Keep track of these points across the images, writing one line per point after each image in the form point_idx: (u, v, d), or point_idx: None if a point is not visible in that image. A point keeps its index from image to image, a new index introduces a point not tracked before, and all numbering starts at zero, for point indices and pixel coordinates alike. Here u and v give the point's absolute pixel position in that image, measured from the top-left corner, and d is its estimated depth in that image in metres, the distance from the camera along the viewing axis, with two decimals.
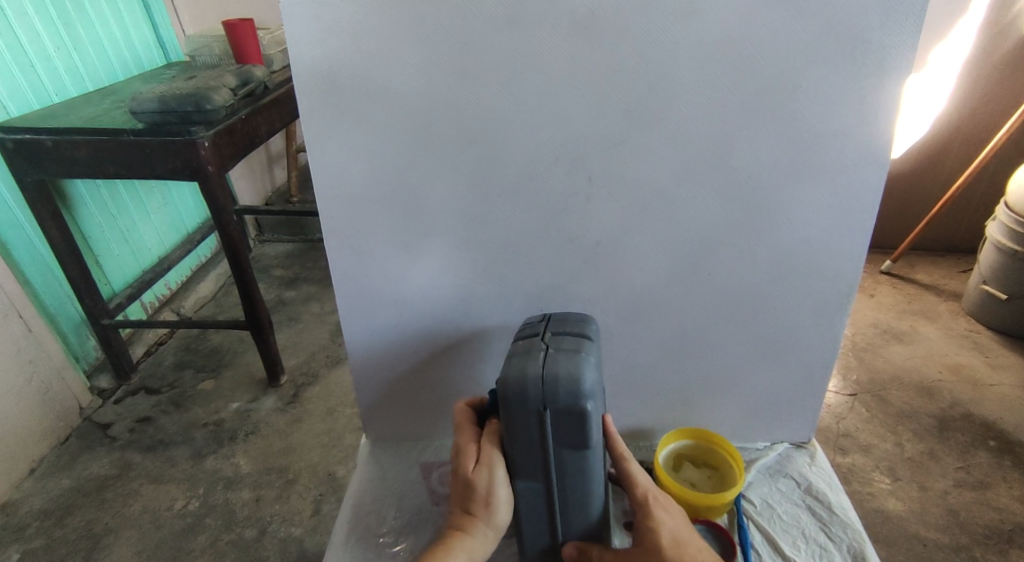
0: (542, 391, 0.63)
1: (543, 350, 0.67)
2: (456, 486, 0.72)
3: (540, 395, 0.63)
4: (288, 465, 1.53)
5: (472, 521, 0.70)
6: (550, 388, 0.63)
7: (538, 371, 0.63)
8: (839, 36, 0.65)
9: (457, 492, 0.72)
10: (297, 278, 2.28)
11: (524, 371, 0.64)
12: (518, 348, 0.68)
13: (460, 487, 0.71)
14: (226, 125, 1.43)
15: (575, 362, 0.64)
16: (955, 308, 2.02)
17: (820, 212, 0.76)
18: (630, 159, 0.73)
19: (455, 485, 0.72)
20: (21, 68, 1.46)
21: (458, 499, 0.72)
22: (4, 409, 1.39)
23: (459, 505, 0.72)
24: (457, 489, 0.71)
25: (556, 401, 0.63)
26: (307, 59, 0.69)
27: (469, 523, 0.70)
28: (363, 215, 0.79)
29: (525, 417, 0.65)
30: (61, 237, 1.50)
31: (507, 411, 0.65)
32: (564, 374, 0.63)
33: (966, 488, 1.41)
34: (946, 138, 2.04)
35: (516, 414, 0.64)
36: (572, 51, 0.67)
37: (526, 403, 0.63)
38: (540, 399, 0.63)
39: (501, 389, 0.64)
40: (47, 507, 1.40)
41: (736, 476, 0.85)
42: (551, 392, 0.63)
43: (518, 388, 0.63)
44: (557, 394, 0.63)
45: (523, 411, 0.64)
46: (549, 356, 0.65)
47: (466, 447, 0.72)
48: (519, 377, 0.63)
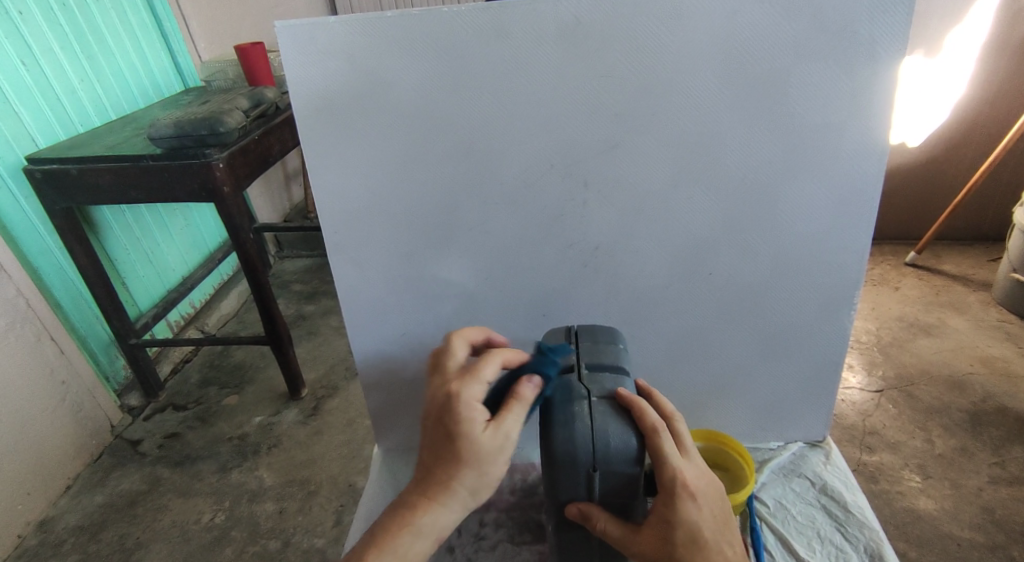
0: (593, 451, 0.65)
1: (586, 396, 0.68)
2: (440, 433, 0.61)
3: (590, 456, 0.65)
4: (309, 476, 1.55)
5: (448, 487, 0.60)
6: (602, 450, 0.65)
7: (587, 422, 0.66)
8: (828, 30, 0.65)
9: (445, 444, 0.61)
10: (316, 293, 2.32)
11: (573, 421, 0.66)
12: (556, 386, 0.70)
13: (446, 440, 0.60)
14: (240, 146, 1.47)
15: (621, 416, 0.66)
16: (985, 298, 1.96)
17: (820, 207, 0.75)
18: (623, 163, 0.73)
19: (437, 431, 0.62)
20: (48, 102, 1.52)
21: (443, 450, 0.61)
22: (39, 429, 1.44)
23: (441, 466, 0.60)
24: (442, 442, 0.61)
25: (608, 462, 0.65)
26: (302, 80, 0.71)
27: (448, 485, 0.60)
28: (365, 230, 0.80)
29: (574, 474, 0.66)
30: (88, 262, 1.55)
31: (553, 464, 0.66)
32: (615, 431, 0.65)
33: (1002, 485, 1.36)
34: (967, 125, 1.99)
35: (565, 464, 0.65)
36: (560, 58, 0.68)
37: (576, 462, 0.65)
38: (590, 458, 0.65)
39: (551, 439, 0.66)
40: (82, 523, 1.44)
41: (747, 476, 0.83)
42: (603, 450, 0.65)
43: (566, 443, 0.65)
44: (608, 455, 0.65)
45: (573, 470, 0.66)
46: (593, 404, 0.67)
47: (474, 401, 0.61)
48: (567, 435, 0.65)
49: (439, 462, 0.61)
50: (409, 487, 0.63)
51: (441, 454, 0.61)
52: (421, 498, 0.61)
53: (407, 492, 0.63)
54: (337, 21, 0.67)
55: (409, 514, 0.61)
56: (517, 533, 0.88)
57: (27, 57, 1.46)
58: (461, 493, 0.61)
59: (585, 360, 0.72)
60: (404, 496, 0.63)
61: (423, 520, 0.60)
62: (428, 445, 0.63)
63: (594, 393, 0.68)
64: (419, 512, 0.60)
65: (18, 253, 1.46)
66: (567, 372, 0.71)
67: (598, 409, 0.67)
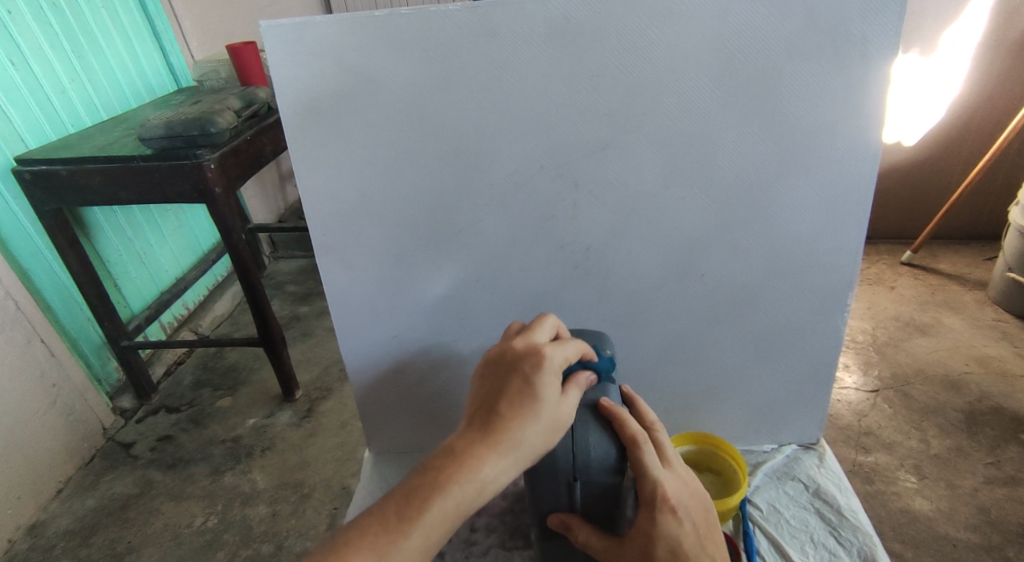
0: (572, 461, 0.66)
1: None
2: (517, 385, 0.59)
3: (570, 466, 0.66)
4: (303, 479, 1.54)
5: (516, 440, 0.56)
6: (582, 459, 0.65)
7: (567, 432, 0.66)
8: (820, 29, 0.64)
9: (519, 397, 0.58)
10: (310, 294, 2.30)
11: None
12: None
13: (525, 392, 0.58)
14: (231, 146, 1.45)
15: (602, 425, 0.66)
16: (981, 297, 1.95)
17: (813, 208, 0.74)
18: (614, 164, 0.72)
19: (513, 382, 0.59)
20: (38, 102, 1.51)
21: (516, 402, 0.57)
22: (29, 432, 1.43)
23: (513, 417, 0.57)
24: (522, 394, 0.58)
25: (587, 472, 0.65)
26: (289, 80, 0.70)
27: (517, 438, 0.56)
28: (353, 232, 0.79)
29: (554, 484, 0.66)
30: (79, 264, 1.54)
31: (534, 473, 0.67)
32: (595, 440, 0.66)
33: (998, 485, 1.36)
34: (963, 123, 1.98)
35: (544, 473, 0.66)
36: (550, 58, 0.67)
37: (556, 472, 0.66)
38: (570, 468, 0.66)
39: None
40: (73, 527, 1.43)
41: (740, 480, 0.82)
42: (583, 461, 0.65)
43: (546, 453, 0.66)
44: (587, 466, 0.65)
45: (553, 480, 0.66)
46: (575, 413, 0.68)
47: (557, 367, 0.61)
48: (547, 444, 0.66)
49: (514, 411, 0.57)
50: (463, 432, 0.57)
51: (515, 402, 0.57)
52: (484, 443, 0.55)
53: (462, 438, 0.56)
54: (324, 20, 0.66)
55: (466, 457, 0.55)
56: (508, 539, 0.87)
57: (16, 56, 1.44)
58: (525, 453, 0.56)
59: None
60: (455, 441, 0.57)
61: (483, 473, 0.54)
62: (496, 394, 0.59)
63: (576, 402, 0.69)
64: (481, 458, 0.54)
65: (7, 254, 1.45)
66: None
67: (580, 417, 0.67)
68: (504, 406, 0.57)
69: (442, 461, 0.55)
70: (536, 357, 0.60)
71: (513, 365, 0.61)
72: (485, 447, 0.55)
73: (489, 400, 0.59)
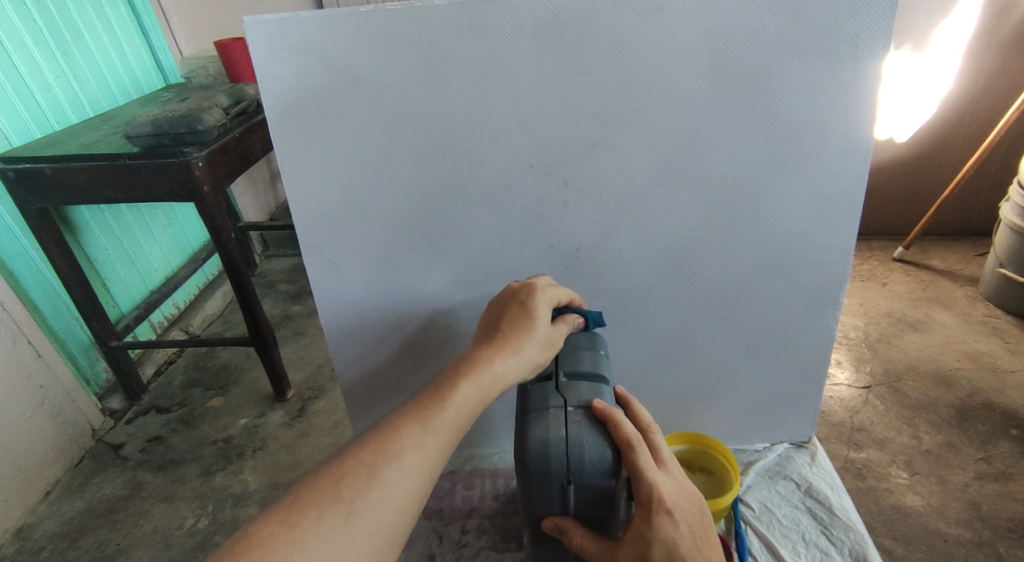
0: (566, 464, 0.65)
1: (562, 405, 0.68)
2: (514, 310, 0.67)
3: (564, 468, 0.65)
4: (295, 479, 1.52)
5: (515, 346, 0.63)
6: (576, 462, 0.64)
7: (561, 433, 0.65)
8: (812, 25, 0.63)
9: (512, 315, 0.67)
10: (302, 292, 2.29)
11: (547, 432, 0.66)
12: (531, 396, 0.70)
13: (521, 313, 0.67)
14: (220, 144, 1.44)
15: (597, 427, 0.65)
16: (972, 293, 1.96)
17: (804, 206, 0.73)
18: (604, 162, 0.71)
19: (511, 308, 0.67)
20: (22, 99, 1.48)
21: (508, 316, 0.66)
22: (16, 434, 1.41)
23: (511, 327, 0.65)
24: (519, 314, 0.66)
25: (581, 475, 0.64)
26: (273, 77, 0.68)
27: (517, 345, 0.63)
28: (341, 232, 0.78)
29: (548, 487, 0.65)
30: (66, 263, 1.52)
31: (527, 476, 0.66)
32: (589, 443, 0.64)
33: (989, 481, 1.36)
34: (954, 120, 1.98)
35: (538, 476, 0.65)
36: (538, 54, 0.66)
37: (549, 475, 0.65)
38: (564, 471, 0.65)
39: (524, 451, 0.65)
40: (61, 529, 1.41)
41: (732, 479, 0.82)
42: (578, 464, 0.64)
43: (540, 456, 0.65)
44: (581, 469, 0.64)
45: (547, 483, 0.65)
46: (568, 414, 0.67)
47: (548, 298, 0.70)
48: (541, 447, 0.65)
49: (513, 325, 0.65)
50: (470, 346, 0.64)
51: (512, 320, 0.66)
52: (489, 349, 0.62)
53: (469, 349, 0.63)
54: (309, 16, 0.65)
55: (473, 360, 0.60)
56: (499, 540, 0.87)
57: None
58: (525, 359, 0.63)
59: (563, 368, 0.72)
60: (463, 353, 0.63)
61: (494, 366, 0.60)
62: (497, 318, 0.67)
63: (570, 402, 0.68)
64: (486, 358, 0.61)
65: None
66: (543, 380, 0.71)
67: (574, 418, 0.66)
68: (504, 323, 0.65)
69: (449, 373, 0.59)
70: (530, 289, 0.69)
71: (511, 297, 0.69)
72: (490, 349, 0.62)
73: (491, 325, 0.67)
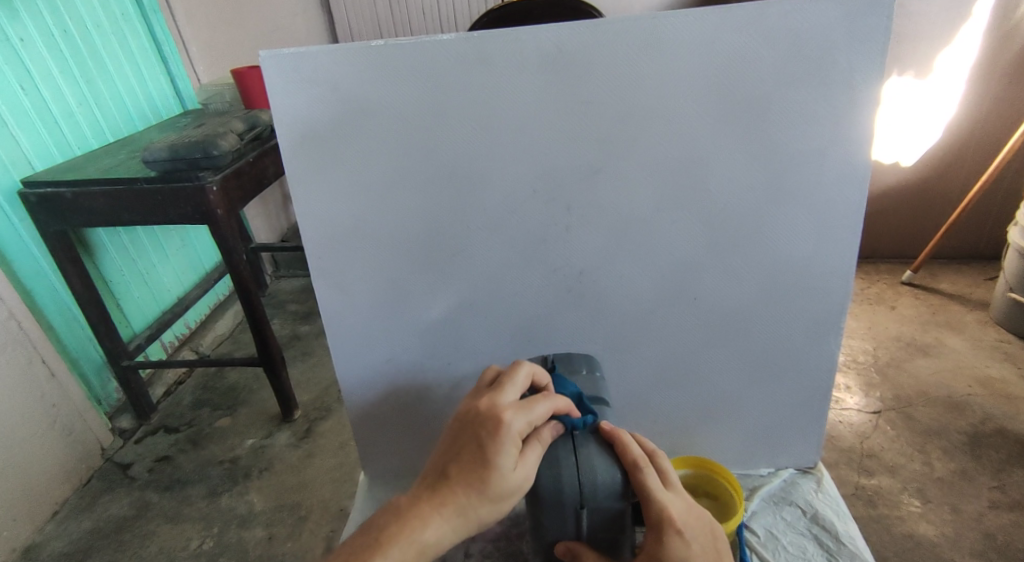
0: (579, 490, 0.65)
1: (570, 431, 0.68)
2: (470, 451, 0.59)
3: (577, 494, 0.65)
4: (301, 501, 1.52)
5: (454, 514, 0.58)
6: (588, 487, 0.65)
7: (573, 460, 0.65)
8: (806, 57, 0.65)
9: (466, 456, 0.59)
10: (311, 313, 2.31)
11: (558, 461, 0.65)
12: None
13: (474, 461, 0.59)
14: (233, 168, 1.47)
15: (606, 451, 0.66)
16: (983, 318, 1.94)
17: (804, 233, 0.74)
18: (606, 189, 0.73)
19: (469, 450, 0.59)
20: (46, 125, 1.53)
21: (461, 457, 0.59)
22: (26, 453, 1.43)
23: (456, 480, 0.58)
24: (471, 462, 0.58)
25: (594, 499, 0.65)
26: (284, 107, 0.71)
27: (458, 506, 0.57)
28: (349, 256, 0.79)
29: (561, 512, 0.66)
30: (82, 284, 1.55)
31: (540, 502, 0.66)
32: (601, 467, 0.65)
33: (1002, 510, 1.33)
34: (960, 145, 1.99)
35: (552, 505, 0.65)
36: (542, 85, 0.68)
37: (562, 501, 0.65)
38: (577, 496, 0.65)
39: (537, 480, 0.65)
40: (68, 549, 1.42)
41: (736, 507, 0.80)
42: (590, 488, 0.65)
43: (553, 483, 0.65)
44: (595, 492, 0.65)
45: (559, 509, 0.65)
46: (579, 440, 0.67)
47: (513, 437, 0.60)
48: (554, 472, 0.65)
49: (460, 476, 0.58)
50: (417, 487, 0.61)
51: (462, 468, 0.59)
52: (426, 509, 0.57)
53: (411, 495, 0.60)
54: (321, 50, 0.68)
55: (408, 519, 0.57)
56: None
57: (26, 81, 1.47)
58: (465, 522, 0.58)
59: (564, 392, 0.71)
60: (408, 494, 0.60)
61: (424, 535, 0.57)
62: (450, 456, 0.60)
63: (578, 427, 0.68)
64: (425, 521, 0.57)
65: (12, 276, 1.46)
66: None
67: (583, 443, 0.67)
68: (455, 471, 0.59)
69: (390, 515, 0.59)
70: (494, 424, 0.59)
71: (472, 426, 0.61)
72: (430, 511, 0.57)
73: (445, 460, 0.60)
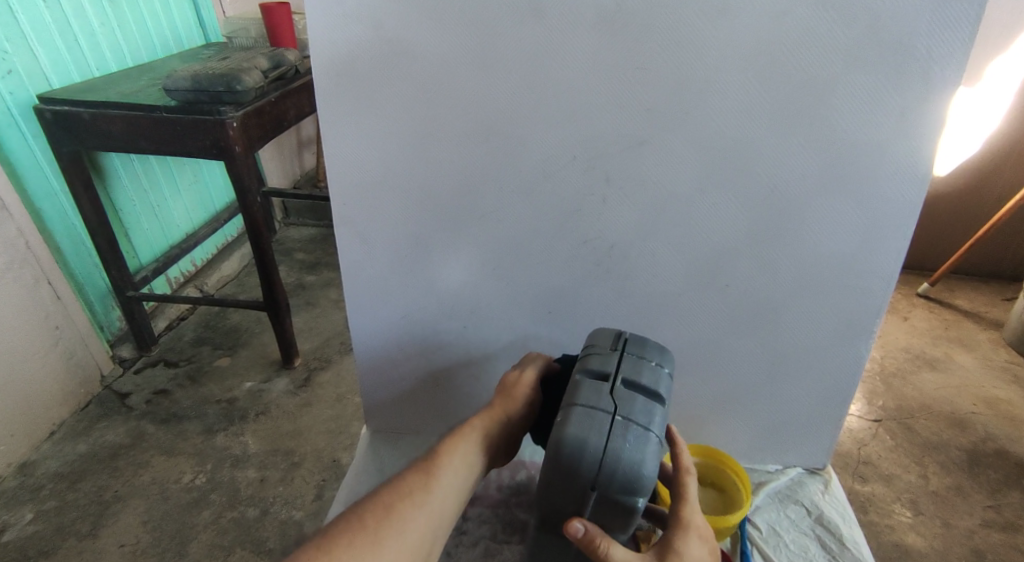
0: (598, 474, 0.60)
1: (612, 414, 0.62)
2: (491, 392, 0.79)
3: (593, 476, 0.61)
4: (295, 448, 1.52)
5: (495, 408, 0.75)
6: (606, 474, 0.60)
7: (601, 443, 0.60)
8: (883, 41, 0.61)
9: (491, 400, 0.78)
10: (318, 263, 2.29)
11: (586, 439, 0.60)
12: (582, 389, 0.64)
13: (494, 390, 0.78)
14: (255, 106, 1.43)
15: (640, 445, 0.60)
16: (995, 338, 1.92)
17: (849, 229, 0.71)
18: (651, 161, 0.70)
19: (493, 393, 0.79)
20: (65, 41, 1.49)
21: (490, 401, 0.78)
22: (27, 372, 1.42)
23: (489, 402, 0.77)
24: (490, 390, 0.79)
25: (608, 487, 0.61)
26: (324, 40, 0.67)
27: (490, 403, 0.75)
28: (376, 207, 0.77)
29: (569, 486, 0.62)
30: (92, 208, 1.52)
31: (553, 469, 0.62)
32: (626, 460, 0.60)
33: (995, 529, 1.33)
34: (994, 162, 1.95)
35: (563, 478, 0.62)
36: (596, 45, 0.64)
37: (577, 477, 0.61)
38: (591, 479, 0.60)
39: (558, 447, 0.61)
40: (62, 470, 1.43)
41: (742, 499, 0.82)
42: (607, 475, 0.60)
43: (575, 455, 0.61)
44: (611, 480, 0.60)
45: (570, 483, 0.62)
46: (616, 423, 0.61)
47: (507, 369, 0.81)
48: (579, 447, 0.60)
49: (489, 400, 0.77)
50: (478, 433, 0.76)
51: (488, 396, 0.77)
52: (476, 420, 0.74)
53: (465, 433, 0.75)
54: None
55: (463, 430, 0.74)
56: (500, 531, 0.87)
57: None
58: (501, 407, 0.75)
59: (624, 372, 0.66)
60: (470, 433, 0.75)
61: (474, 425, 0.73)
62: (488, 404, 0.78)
63: (620, 412, 0.62)
64: (444, 467, 0.68)
65: (22, 192, 1.43)
66: (600, 379, 0.65)
67: (618, 429, 0.61)
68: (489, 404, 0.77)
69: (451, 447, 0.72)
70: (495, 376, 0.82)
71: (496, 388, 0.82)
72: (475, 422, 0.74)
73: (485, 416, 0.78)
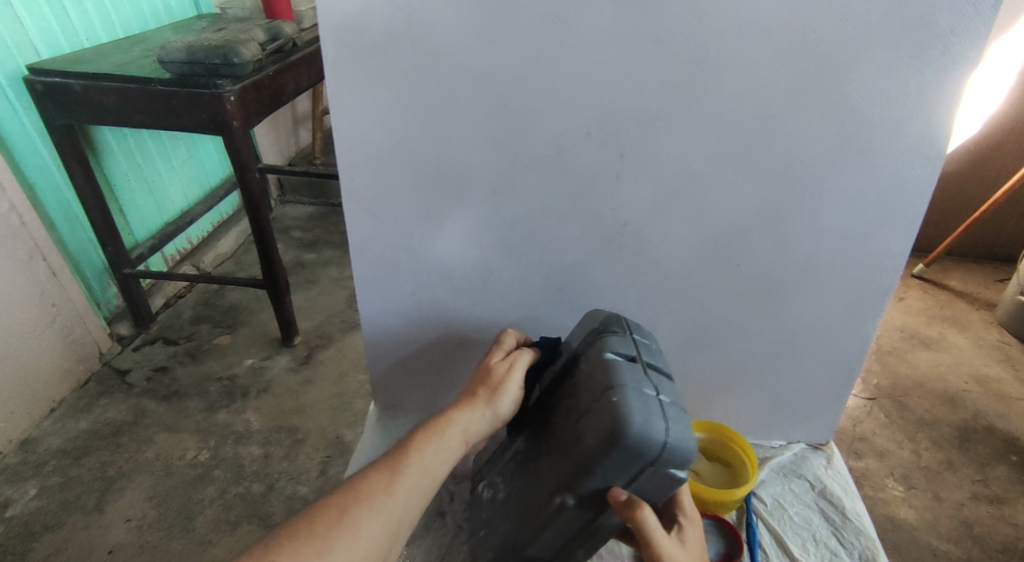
0: (661, 454, 0.59)
1: (656, 395, 0.62)
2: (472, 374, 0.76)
3: (655, 457, 0.59)
4: (298, 425, 1.53)
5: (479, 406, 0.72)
6: (670, 454, 0.59)
7: (665, 425, 0.58)
8: (902, 15, 0.60)
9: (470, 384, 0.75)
10: (316, 242, 2.28)
11: (651, 420, 0.58)
12: (622, 372, 0.63)
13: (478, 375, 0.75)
14: (254, 80, 1.40)
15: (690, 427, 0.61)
16: (988, 317, 1.95)
17: (860, 207, 0.72)
18: (664, 138, 0.70)
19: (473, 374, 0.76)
20: (54, 11, 1.45)
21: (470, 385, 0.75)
22: (25, 349, 1.42)
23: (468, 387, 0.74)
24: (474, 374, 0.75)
25: (666, 466, 0.59)
26: (333, 10, 0.66)
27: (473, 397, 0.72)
28: (386, 182, 0.76)
29: (627, 464, 0.59)
30: (87, 184, 1.50)
31: (616, 447, 0.58)
32: (687, 441, 0.59)
33: (984, 503, 1.37)
34: (993, 143, 1.96)
35: (625, 458, 0.59)
36: (611, 19, 0.64)
37: (639, 457, 0.58)
38: (654, 459, 0.59)
39: (627, 427, 0.58)
40: (65, 446, 1.43)
41: (748, 473, 0.84)
42: (670, 456, 0.59)
43: (643, 436, 0.57)
44: (673, 460, 0.59)
45: (630, 462, 0.59)
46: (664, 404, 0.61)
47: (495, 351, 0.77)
48: (647, 428, 0.58)
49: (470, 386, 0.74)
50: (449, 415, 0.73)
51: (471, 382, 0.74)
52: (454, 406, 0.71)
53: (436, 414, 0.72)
54: None
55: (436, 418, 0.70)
56: None
57: None
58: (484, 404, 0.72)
59: (645, 356, 0.67)
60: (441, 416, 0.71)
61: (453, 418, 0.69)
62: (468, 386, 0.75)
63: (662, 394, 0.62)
64: (410, 467, 0.65)
65: (14, 166, 1.41)
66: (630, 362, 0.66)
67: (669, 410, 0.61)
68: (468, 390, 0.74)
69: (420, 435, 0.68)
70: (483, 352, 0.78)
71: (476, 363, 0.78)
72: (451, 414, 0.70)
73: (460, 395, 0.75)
